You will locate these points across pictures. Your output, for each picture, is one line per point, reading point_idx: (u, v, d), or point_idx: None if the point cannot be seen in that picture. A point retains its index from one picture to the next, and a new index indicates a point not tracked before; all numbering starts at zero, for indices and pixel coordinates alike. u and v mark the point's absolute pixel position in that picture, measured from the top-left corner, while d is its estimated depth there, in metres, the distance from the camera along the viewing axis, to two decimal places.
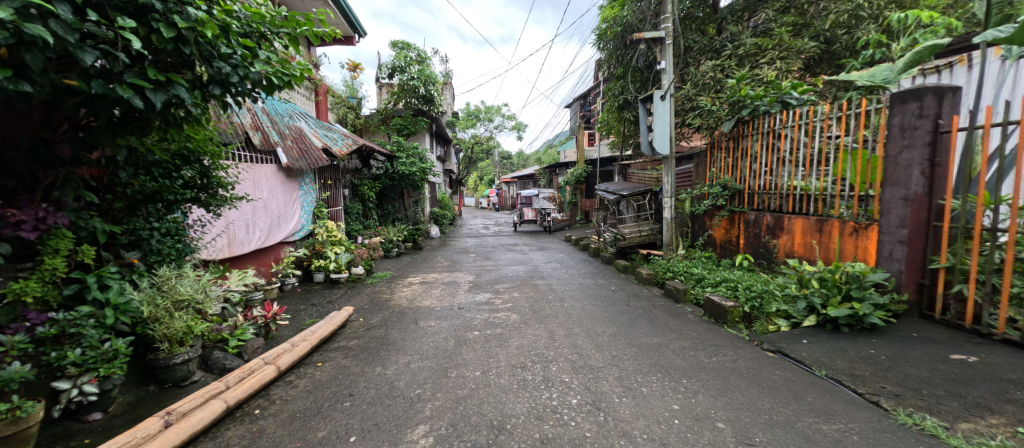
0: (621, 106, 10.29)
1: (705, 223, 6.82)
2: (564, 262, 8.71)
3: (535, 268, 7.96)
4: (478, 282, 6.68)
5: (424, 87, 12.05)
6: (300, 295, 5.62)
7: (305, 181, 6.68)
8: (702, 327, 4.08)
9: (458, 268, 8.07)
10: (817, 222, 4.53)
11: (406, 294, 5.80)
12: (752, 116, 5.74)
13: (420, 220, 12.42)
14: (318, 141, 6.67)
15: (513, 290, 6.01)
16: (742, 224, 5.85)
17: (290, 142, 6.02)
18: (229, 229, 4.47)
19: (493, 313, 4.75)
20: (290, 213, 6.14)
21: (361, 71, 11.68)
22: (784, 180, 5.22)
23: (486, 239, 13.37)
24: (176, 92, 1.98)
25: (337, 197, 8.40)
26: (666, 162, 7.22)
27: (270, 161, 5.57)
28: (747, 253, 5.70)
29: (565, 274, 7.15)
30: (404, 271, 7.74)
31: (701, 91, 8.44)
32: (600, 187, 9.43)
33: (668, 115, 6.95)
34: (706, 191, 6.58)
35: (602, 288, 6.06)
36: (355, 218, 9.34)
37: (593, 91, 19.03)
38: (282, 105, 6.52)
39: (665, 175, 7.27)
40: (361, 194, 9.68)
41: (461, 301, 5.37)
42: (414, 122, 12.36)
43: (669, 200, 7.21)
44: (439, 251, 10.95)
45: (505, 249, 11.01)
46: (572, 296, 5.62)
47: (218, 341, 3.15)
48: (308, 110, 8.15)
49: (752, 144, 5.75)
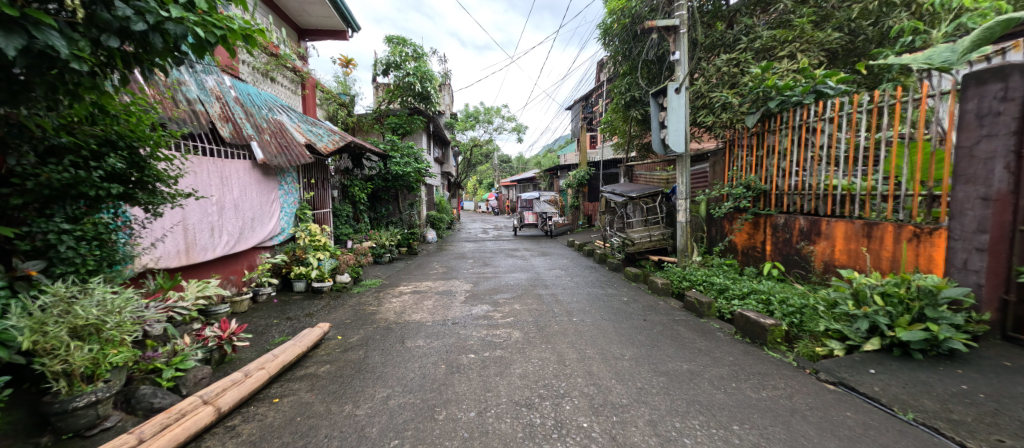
0: (628, 104, 9.72)
1: (724, 227, 6.23)
2: (568, 269, 8.09)
3: (537, 276, 7.32)
4: (475, 291, 6.07)
5: (420, 83, 11.43)
6: (276, 308, 5.02)
7: (287, 179, 6.10)
8: (737, 349, 3.47)
9: (454, 276, 7.44)
10: (866, 226, 3.94)
11: (395, 307, 5.16)
12: (780, 109, 5.15)
13: (415, 223, 11.80)
14: (300, 136, 6.11)
15: (514, 301, 5.39)
16: (769, 229, 5.26)
17: (267, 136, 5.46)
18: (185, 232, 3.87)
19: (492, 330, 4.12)
20: (269, 214, 5.55)
21: (355, 67, 11.12)
22: (819, 179, 4.63)
23: (485, 243, 12.74)
24: (44, 38, 1.43)
25: (325, 198, 7.85)
26: (680, 161, 6.63)
27: (242, 157, 4.98)
28: (776, 261, 5.12)
29: (570, 283, 6.53)
30: (395, 279, 7.11)
31: (714, 87, 7.89)
32: (606, 188, 8.84)
33: (683, 110, 6.36)
34: (726, 193, 5.99)
35: (613, 299, 5.45)
36: (345, 220, 8.73)
37: (595, 92, 18.51)
38: (260, 96, 5.96)
39: (679, 175, 6.68)
40: (351, 195, 9.06)
41: (455, 315, 4.75)
42: (410, 120, 11.78)
43: (684, 203, 6.62)
44: (435, 256, 10.33)
45: (504, 254, 10.38)
46: (581, 309, 5.01)
47: (150, 371, 2.55)
48: (294, 104, 7.58)
49: (781, 140, 5.17)
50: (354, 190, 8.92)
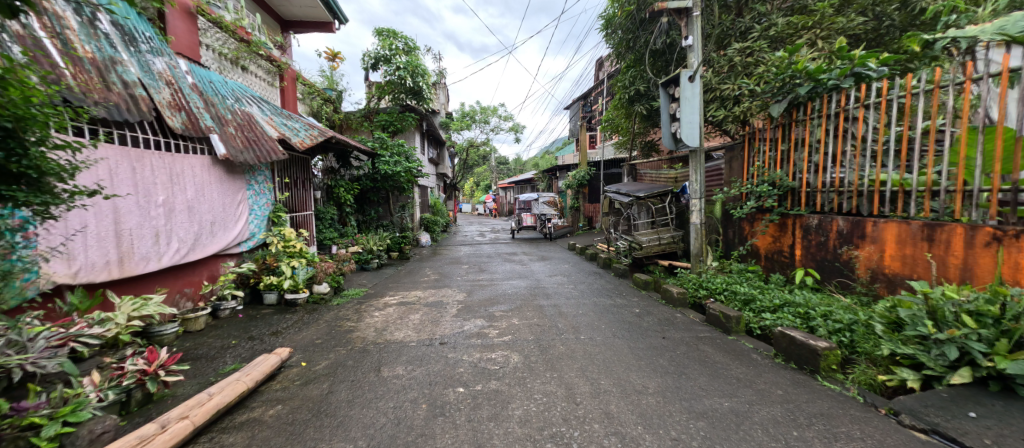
0: (632, 98, 9.24)
1: (743, 230, 5.63)
2: (570, 275, 7.47)
3: (537, 283, 6.70)
4: (469, 302, 5.43)
5: (410, 79, 10.80)
6: (239, 326, 4.39)
7: (257, 178, 5.45)
8: (784, 378, 2.87)
9: (446, 284, 6.80)
10: (926, 228, 3.35)
11: (376, 322, 4.52)
12: (812, 96, 4.55)
13: (407, 227, 11.15)
14: (272, 130, 5.45)
15: (513, 314, 4.76)
16: (799, 231, 4.66)
17: (230, 130, 4.82)
18: (112, 240, 3.25)
19: (487, 353, 3.49)
20: (235, 217, 4.92)
21: (342, 61, 10.50)
22: (862, 174, 4.02)
23: (483, 247, 12.10)
24: None
25: (306, 200, 7.24)
26: (694, 156, 6.01)
27: (199, 152, 4.35)
28: (808, 267, 4.52)
29: (574, 292, 5.92)
30: (381, 289, 6.46)
31: (726, 79, 7.33)
32: (611, 188, 8.24)
33: (697, 100, 5.72)
34: (747, 191, 5.38)
35: (624, 311, 4.83)
36: (329, 224, 8.10)
37: (595, 91, 17.92)
38: (226, 85, 5.30)
39: (692, 173, 6.06)
40: (336, 197, 8.42)
41: (445, 333, 4.11)
42: (400, 118, 11.17)
43: (699, 203, 6.01)
44: (428, 261, 9.69)
45: (502, 259, 9.74)
46: (588, 323, 4.38)
47: (26, 428, 1.92)
48: (270, 97, 6.95)
49: (813, 130, 4.56)
50: (338, 192, 8.29)
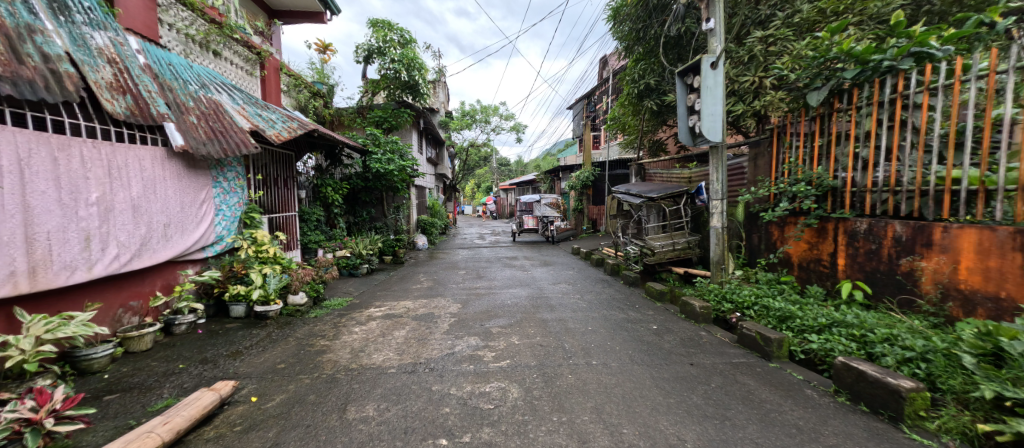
0: (641, 94, 8.68)
1: (772, 235, 5.01)
2: (575, 283, 6.85)
3: (539, 292, 6.09)
4: (462, 316, 4.81)
5: (405, 73, 10.17)
6: (196, 344, 3.80)
7: (226, 174, 4.86)
8: (857, 428, 2.26)
9: (439, 292, 6.18)
10: (1018, 236, 2.77)
11: (353, 340, 3.91)
12: (858, 82, 3.94)
13: (402, 229, 10.54)
14: (243, 121, 4.86)
15: (512, 331, 4.15)
16: (843, 238, 4.04)
17: (190, 119, 4.22)
18: (14, 245, 2.66)
19: (479, 385, 2.88)
20: (196, 218, 4.32)
21: (334, 54, 9.92)
22: (926, 171, 3.40)
23: (482, 251, 11.49)
24: None
25: (289, 200, 6.74)
26: (715, 152, 5.38)
27: (148, 143, 3.76)
28: (855, 279, 3.90)
29: (581, 304, 5.30)
30: (366, 298, 5.85)
31: (745, 70, 6.79)
32: (619, 188, 7.63)
33: (719, 89, 5.09)
34: (778, 192, 4.76)
35: (640, 328, 4.22)
36: (315, 226, 7.52)
37: (599, 89, 17.29)
38: (192, 69, 4.71)
39: (713, 171, 5.43)
40: (322, 197, 7.83)
41: (431, 355, 3.49)
42: (395, 114, 10.53)
43: (721, 204, 5.38)
44: (422, 266, 9.07)
45: (501, 264, 9.12)
46: (599, 343, 3.77)
47: None
48: (250, 87, 6.38)
49: (860, 121, 3.94)
50: (326, 191, 7.70)
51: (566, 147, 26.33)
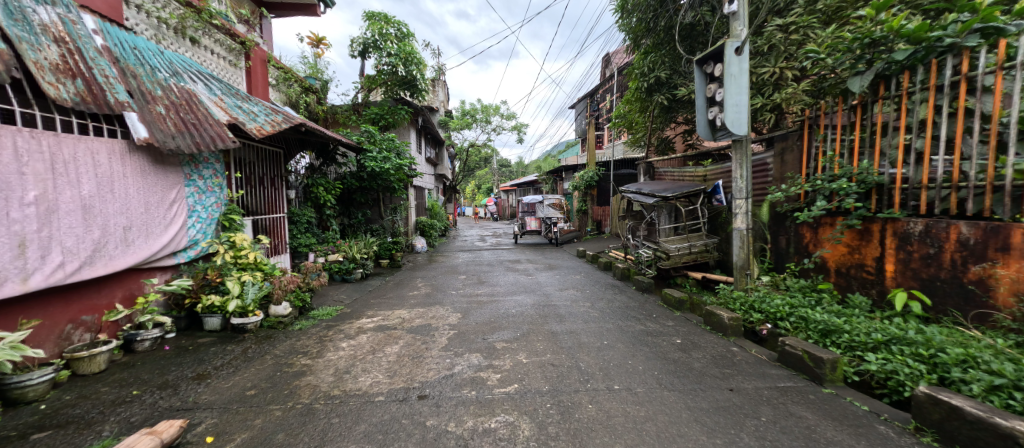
0: (650, 88, 8.23)
1: (804, 237, 4.54)
2: (583, 289, 6.38)
3: (546, 300, 5.61)
4: (462, 327, 4.35)
5: (402, 67, 9.69)
6: (159, 364, 3.34)
7: (201, 171, 4.40)
8: None
9: (438, 300, 5.71)
10: None
11: (338, 359, 3.44)
12: (912, 63, 3.49)
13: (399, 231, 10.07)
14: (220, 113, 4.40)
15: (518, 347, 3.69)
16: (892, 241, 3.57)
17: (157, 109, 3.78)
18: None
19: (482, 419, 2.42)
20: (164, 220, 3.87)
21: (327, 48, 9.48)
22: (998, 164, 2.95)
23: (483, 254, 11.01)
24: None
25: (277, 199, 6.32)
26: (738, 145, 4.91)
27: (104, 135, 3.33)
28: (909, 288, 3.44)
29: (592, 313, 4.83)
30: (358, 306, 5.37)
31: (765, 61, 6.33)
32: (629, 188, 7.17)
33: (745, 77, 4.60)
34: (813, 189, 4.29)
35: (662, 342, 3.75)
36: (306, 228, 7.05)
37: (603, 87, 16.83)
38: (162, 55, 4.27)
39: (736, 167, 4.95)
40: (313, 197, 7.37)
41: (426, 378, 3.02)
42: (392, 111, 10.02)
43: (746, 204, 4.89)
44: (420, 270, 8.59)
45: (504, 268, 8.63)
46: (618, 361, 3.31)
47: None
48: (234, 79, 5.93)
49: (913, 108, 3.49)
50: (317, 192, 7.24)
51: (568, 147, 25.86)
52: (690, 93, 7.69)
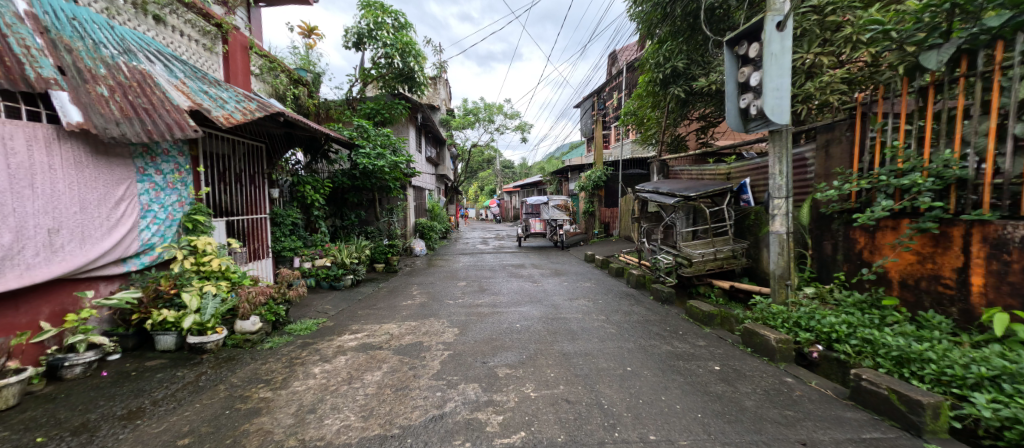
0: (666, 80, 7.60)
1: (858, 243, 3.91)
2: (594, 298, 5.75)
3: (554, 312, 4.99)
4: (458, 347, 3.73)
5: (399, 58, 9.09)
6: (90, 395, 2.77)
7: (159, 165, 3.83)
8: None
9: (433, 311, 5.09)
10: None
11: (306, 390, 2.84)
12: (1007, 32, 2.86)
13: (395, 233, 9.47)
14: (180, 98, 3.81)
15: (525, 374, 3.08)
16: (980, 249, 2.95)
17: (98, 89, 3.22)
18: None
19: None
20: (109, 220, 3.32)
21: (320, 38, 8.92)
22: None
23: (484, 258, 10.40)
24: None
25: (259, 199, 5.83)
26: (777, 135, 4.26)
27: (18, 119, 2.79)
28: (1006, 308, 2.82)
29: (608, 330, 4.21)
30: (342, 319, 4.76)
31: (797, 46, 5.69)
32: (645, 187, 6.54)
33: (786, 57, 3.95)
34: (871, 188, 3.66)
35: (697, 370, 3.12)
36: (290, 230, 6.47)
37: (610, 85, 16.19)
38: (113, 31, 3.71)
39: (773, 161, 4.31)
40: (300, 197, 6.81)
41: (409, 420, 2.41)
42: (388, 106, 9.43)
43: (786, 203, 4.21)
44: (417, 276, 7.99)
45: (507, 273, 8.02)
46: (647, 396, 2.69)
47: None
48: (209, 65, 5.37)
49: (1009, 87, 2.86)
50: (304, 191, 6.67)
51: (572, 147, 25.24)
52: (710, 84, 7.06)
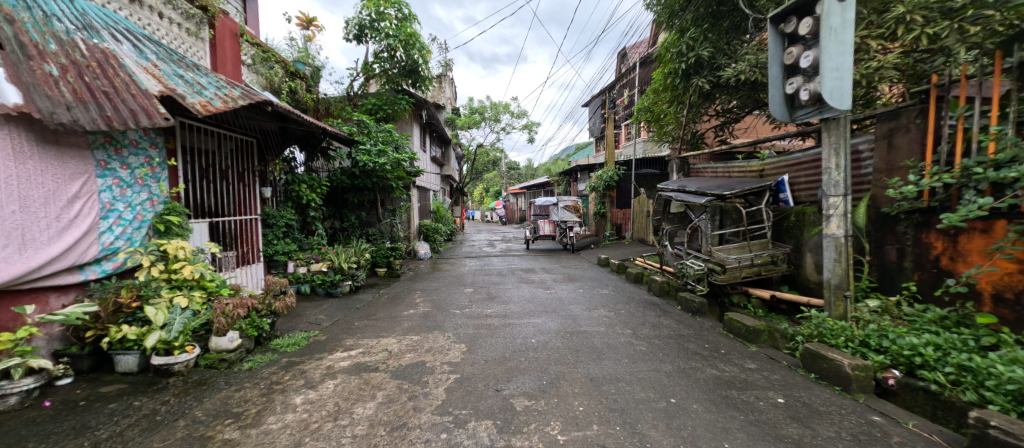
0: (689, 70, 7.05)
1: (934, 248, 3.34)
2: (616, 307, 5.21)
3: (572, 324, 4.46)
4: (467, 368, 3.21)
5: (402, 51, 8.60)
6: (21, 434, 2.28)
7: (125, 158, 3.37)
8: None
9: (438, 323, 4.58)
10: None
11: (280, 429, 2.31)
12: None
13: (398, 236, 8.99)
14: (150, 82, 3.31)
15: (547, 407, 2.55)
16: None
17: (46, 67, 2.80)
18: None
19: None
20: (58, 221, 2.88)
21: (319, 30, 8.46)
22: None
23: (492, 261, 9.89)
24: None
25: (249, 200, 5.40)
26: (833, 123, 3.70)
27: None
28: None
29: (638, 348, 3.66)
30: (337, 332, 4.26)
31: None
32: (668, 185, 5.99)
33: (847, 31, 3.40)
34: (957, 183, 3.09)
35: (757, 402, 2.57)
36: (284, 233, 5.99)
37: (621, 82, 15.65)
38: (73, 5, 3.28)
39: (826, 153, 3.75)
40: (295, 198, 6.32)
41: None
42: (391, 102, 8.96)
43: (845, 202, 3.62)
44: (421, 281, 7.49)
45: (517, 278, 7.50)
46: (704, 441, 2.15)
47: None
48: (195, 52, 4.92)
49: None
50: (299, 190, 6.18)
51: (580, 148, 24.69)
52: (739, 74, 6.49)
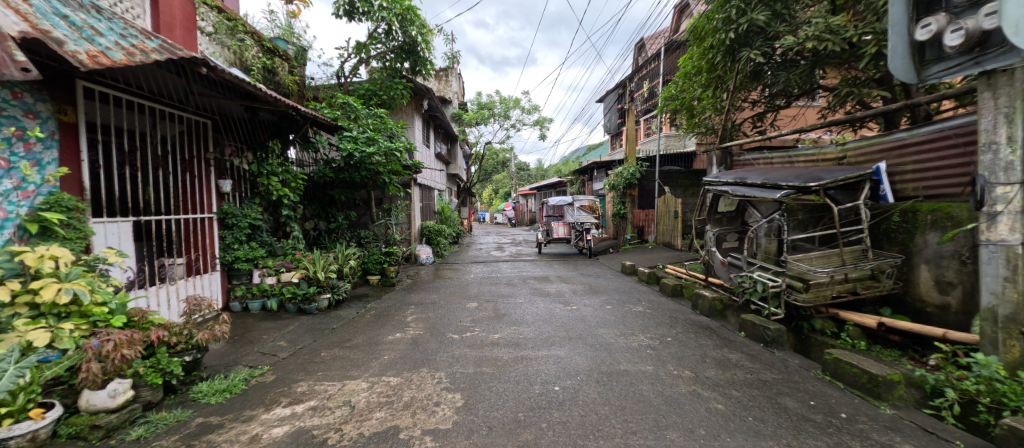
0: (737, 40, 5.87)
1: None
2: (659, 332, 4.05)
3: (607, 359, 3.32)
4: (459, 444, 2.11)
5: (398, 27, 7.58)
6: None
7: None
8: None
9: (428, 355, 3.47)
10: None
11: None
12: None
13: (394, 239, 7.93)
14: (7, 16, 2.27)
15: None
16: None
17: None
18: None
19: None
20: None
21: (304, 5, 7.45)
22: None
23: (500, 268, 8.77)
24: None
25: (200, 193, 4.40)
26: (1002, 77, 2.51)
27: None
28: None
29: (711, 403, 2.53)
30: (291, 369, 3.18)
31: None
32: (714, 179, 4.88)
33: None
34: None
35: None
36: (250, 235, 4.94)
37: (641, 73, 14.45)
38: None
39: (986, 122, 2.57)
40: (265, 195, 5.26)
41: None
42: (387, 87, 7.96)
43: (1022, 192, 2.43)
44: (417, 292, 6.41)
45: (529, 289, 6.36)
46: None
47: None
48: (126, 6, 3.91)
49: None
50: (269, 184, 5.11)
51: (592, 147, 23.49)
52: (802, 43, 5.31)
